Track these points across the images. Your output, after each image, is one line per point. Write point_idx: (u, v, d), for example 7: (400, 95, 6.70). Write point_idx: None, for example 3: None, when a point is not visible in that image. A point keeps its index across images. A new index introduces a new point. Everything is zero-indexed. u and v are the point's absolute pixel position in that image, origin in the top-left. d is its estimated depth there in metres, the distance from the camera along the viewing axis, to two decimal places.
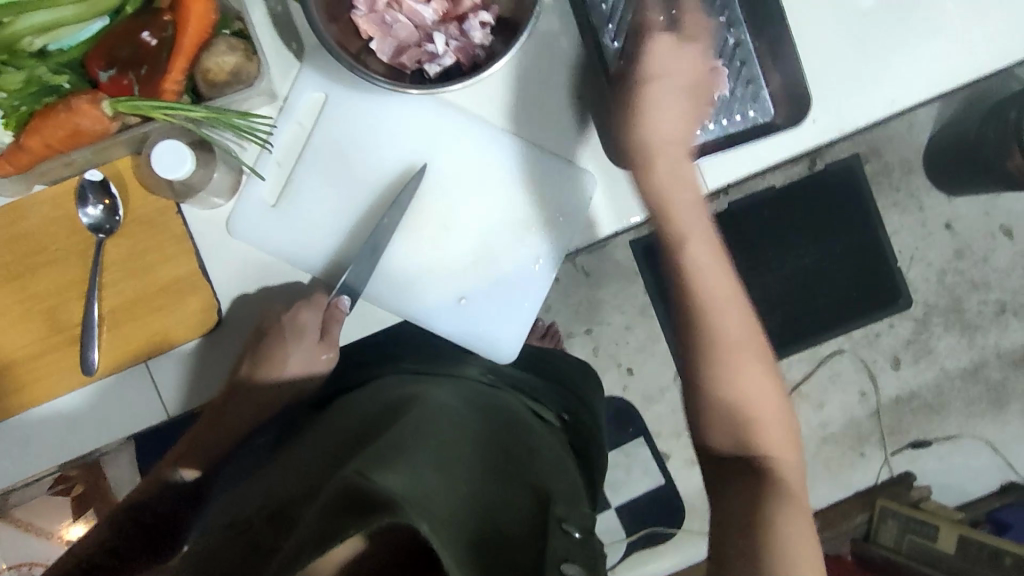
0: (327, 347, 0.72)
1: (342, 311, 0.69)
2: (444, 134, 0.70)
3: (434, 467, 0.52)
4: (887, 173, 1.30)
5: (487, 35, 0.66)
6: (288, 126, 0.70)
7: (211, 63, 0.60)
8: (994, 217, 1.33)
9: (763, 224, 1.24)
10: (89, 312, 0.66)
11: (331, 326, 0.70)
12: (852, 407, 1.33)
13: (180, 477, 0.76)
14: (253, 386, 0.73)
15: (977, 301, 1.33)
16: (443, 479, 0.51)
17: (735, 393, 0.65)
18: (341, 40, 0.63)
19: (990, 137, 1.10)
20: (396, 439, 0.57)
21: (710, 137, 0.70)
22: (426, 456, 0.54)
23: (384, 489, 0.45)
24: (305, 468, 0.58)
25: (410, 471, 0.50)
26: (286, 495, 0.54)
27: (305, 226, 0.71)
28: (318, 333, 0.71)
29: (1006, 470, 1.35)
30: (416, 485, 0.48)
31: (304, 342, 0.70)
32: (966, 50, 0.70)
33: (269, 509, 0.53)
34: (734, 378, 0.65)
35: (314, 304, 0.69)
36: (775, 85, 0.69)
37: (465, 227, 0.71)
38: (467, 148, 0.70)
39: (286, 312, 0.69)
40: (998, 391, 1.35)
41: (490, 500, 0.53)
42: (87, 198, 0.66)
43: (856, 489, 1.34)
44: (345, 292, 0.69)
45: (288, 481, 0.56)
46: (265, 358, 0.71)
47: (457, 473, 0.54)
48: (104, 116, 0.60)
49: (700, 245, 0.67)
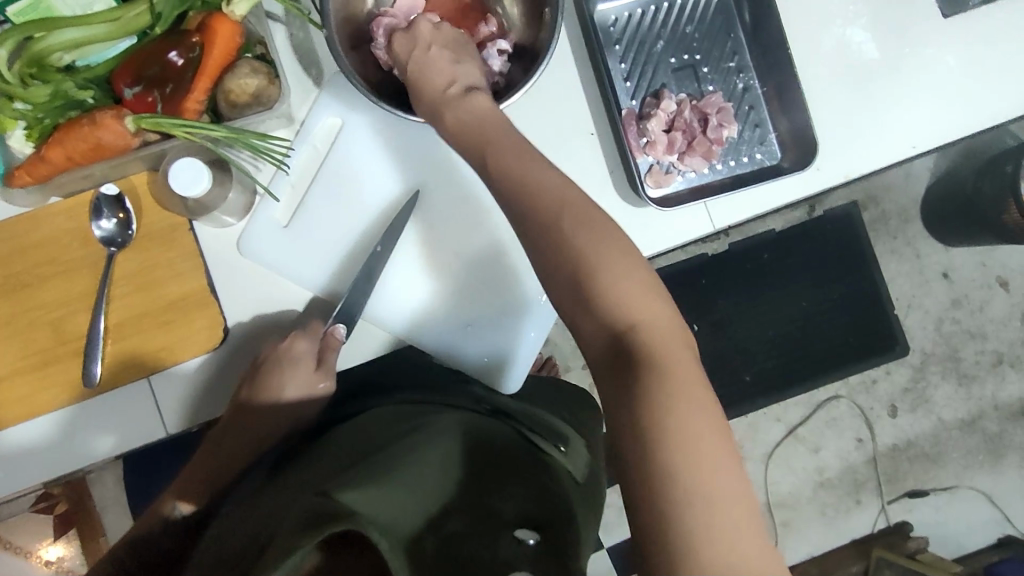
0: (325, 375, 0.71)
1: (338, 339, 0.69)
2: (435, 157, 0.72)
3: (406, 492, 0.54)
4: (885, 221, 1.31)
5: (504, 63, 0.67)
6: (304, 149, 0.71)
7: (233, 85, 0.62)
8: (990, 268, 1.34)
9: (763, 266, 1.26)
10: (95, 325, 0.67)
11: (326, 355, 0.70)
12: (848, 453, 1.33)
13: (178, 513, 0.70)
14: (248, 416, 0.71)
15: (973, 350, 1.34)
16: (411, 501, 0.53)
17: (616, 323, 0.51)
18: (362, 72, 0.66)
19: (987, 191, 1.13)
20: (374, 463, 0.58)
21: (717, 176, 0.74)
22: (399, 479, 0.55)
23: (345, 507, 0.47)
24: (290, 489, 0.59)
25: (377, 492, 0.52)
26: (265, 518, 0.55)
27: (315, 248, 0.71)
28: (315, 362, 0.70)
29: (1002, 523, 1.34)
30: (381, 506, 0.50)
31: (301, 370, 0.69)
32: (965, 103, 0.73)
33: (251, 531, 0.55)
34: (623, 318, 0.51)
35: (311, 333, 0.69)
36: (783, 130, 0.73)
37: (455, 252, 0.72)
38: (452, 172, 0.72)
39: (282, 342, 0.69)
40: (995, 442, 1.35)
41: (460, 524, 0.54)
42: (101, 212, 0.67)
43: (851, 537, 1.33)
44: (341, 320, 0.69)
45: (270, 503, 0.58)
46: (262, 386, 0.69)
47: (429, 496, 0.55)
48: (127, 131, 0.61)
49: (552, 185, 0.54)
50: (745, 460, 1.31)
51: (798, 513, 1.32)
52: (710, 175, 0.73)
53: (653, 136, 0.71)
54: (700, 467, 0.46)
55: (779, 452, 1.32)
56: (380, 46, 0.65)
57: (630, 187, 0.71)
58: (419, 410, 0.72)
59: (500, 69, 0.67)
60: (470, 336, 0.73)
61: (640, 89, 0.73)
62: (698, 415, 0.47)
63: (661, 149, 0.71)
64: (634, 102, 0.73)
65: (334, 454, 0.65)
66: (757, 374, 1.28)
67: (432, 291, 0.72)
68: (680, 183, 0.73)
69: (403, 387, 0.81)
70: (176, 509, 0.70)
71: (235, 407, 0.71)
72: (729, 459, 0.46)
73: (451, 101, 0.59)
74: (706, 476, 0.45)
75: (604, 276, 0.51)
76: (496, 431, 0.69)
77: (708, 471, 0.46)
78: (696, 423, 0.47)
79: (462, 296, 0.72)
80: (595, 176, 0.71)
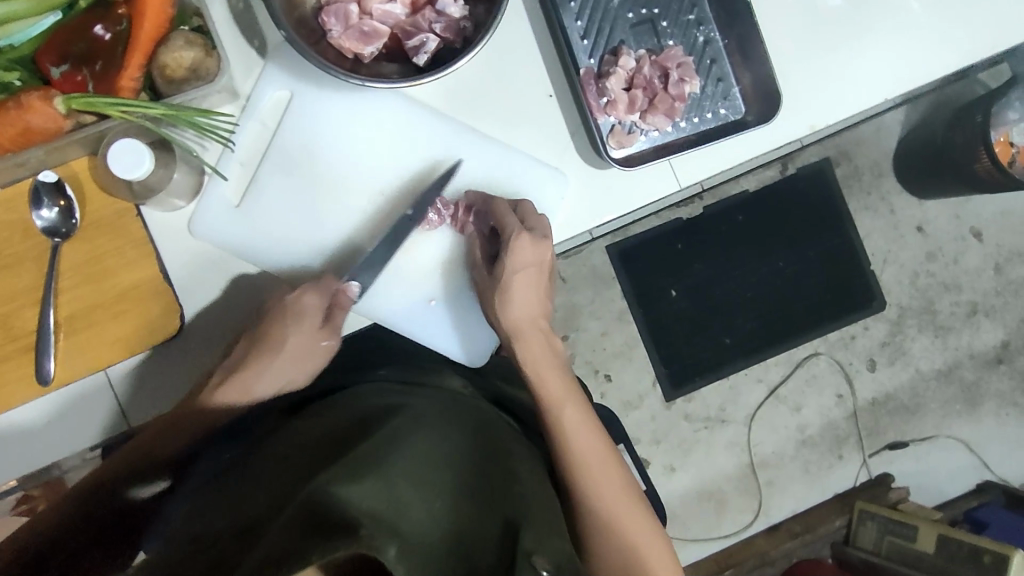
0: (329, 333, 0.68)
1: (348, 298, 0.67)
2: (460, 137, 0.69)
3: (408, 483, 0.51)
4: (858, 177, 1.31)
5: (462, 7, 0.65)
6: (250, 126, 0.68)
7: (167, 59, 0.58)
8: (964, 220, 1.34)
9: (737, 229, 1.28)
10: (44, 319, 0.64)
11: (334, 312, 0.67)
12: (829, 410, 1.33)
13: (138, 494, 0.68)
14: (233, 390, 0.66)
15: (949, 302, 1.35)
16: (416, 501, 0.50)
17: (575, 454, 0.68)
18: (335, 59, 0.64)
19: (957, 141, 1.15)
20: (374, 444, 0.55)
21: (682, 134, 0.72)
22: (403, 476, 0.52)
23: (349, 512, 0.45)
24: (278, 474, 0.56)
25: (380, 488, 0.49)
26: (255, 502, 0.53)
27: (293, 232, 0.69)
28: (321, 318, 0.67)
29: (981, 469, 1.36)
30: (386, 510, 0.47)
31: (306, 328, 0.66)
32: (929, 50, 0.71)
33: (240, 515, 0.52)
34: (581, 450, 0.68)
35: (323, 288, 0.66)
36: (746, 84, 0.71)
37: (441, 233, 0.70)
38: (456, 153, 0.70)
39: (291, 294, 0.66)
40: (972, 391, 1.36)
41: (472, 521, 0.52)
42: (40, 201, 0.63)
43: (836, 492, 1.33)
44: (355, 279, 0.68)
45: (255, 495, 0.54)
46: (265, 344, 0.66)
47: (433, 489, 0.52)
48: (58, 114, 0.58)
49: (581, 432, 0.69)
50: (728, 422, 1.31)
51: (783, 472, 1.33)
52: (673, 133, 0.71)
53: (614, 94, 0.69)
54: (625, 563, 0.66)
55: (761, 413, 1.32)
56: (335, 35, 0.63)
57: (593, 151, 0.70)
58: (402, 391, 0.69)
59: (462, 14, 0.65)
60: (434, 314, 0.72)
61: (598, 46, 0.70)
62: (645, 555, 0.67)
63: (622, 108, 0.69)
64: (593, 60, 0.70)
65: (322, 436, 0.61)
66: (735, 336, 1.29)
67: (423, 273, 0.71)
68: (643, 143, 0.71)
69: (384, 360, 0.79)
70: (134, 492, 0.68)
71: (188, 410, 0.65)
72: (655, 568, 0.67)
73: (535, 324, 0.71)
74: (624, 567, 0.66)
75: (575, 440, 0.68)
76: (488, 428, 0.66)
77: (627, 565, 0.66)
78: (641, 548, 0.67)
79: (452, 285, 0.72)
80: (558, 141, 0.70)
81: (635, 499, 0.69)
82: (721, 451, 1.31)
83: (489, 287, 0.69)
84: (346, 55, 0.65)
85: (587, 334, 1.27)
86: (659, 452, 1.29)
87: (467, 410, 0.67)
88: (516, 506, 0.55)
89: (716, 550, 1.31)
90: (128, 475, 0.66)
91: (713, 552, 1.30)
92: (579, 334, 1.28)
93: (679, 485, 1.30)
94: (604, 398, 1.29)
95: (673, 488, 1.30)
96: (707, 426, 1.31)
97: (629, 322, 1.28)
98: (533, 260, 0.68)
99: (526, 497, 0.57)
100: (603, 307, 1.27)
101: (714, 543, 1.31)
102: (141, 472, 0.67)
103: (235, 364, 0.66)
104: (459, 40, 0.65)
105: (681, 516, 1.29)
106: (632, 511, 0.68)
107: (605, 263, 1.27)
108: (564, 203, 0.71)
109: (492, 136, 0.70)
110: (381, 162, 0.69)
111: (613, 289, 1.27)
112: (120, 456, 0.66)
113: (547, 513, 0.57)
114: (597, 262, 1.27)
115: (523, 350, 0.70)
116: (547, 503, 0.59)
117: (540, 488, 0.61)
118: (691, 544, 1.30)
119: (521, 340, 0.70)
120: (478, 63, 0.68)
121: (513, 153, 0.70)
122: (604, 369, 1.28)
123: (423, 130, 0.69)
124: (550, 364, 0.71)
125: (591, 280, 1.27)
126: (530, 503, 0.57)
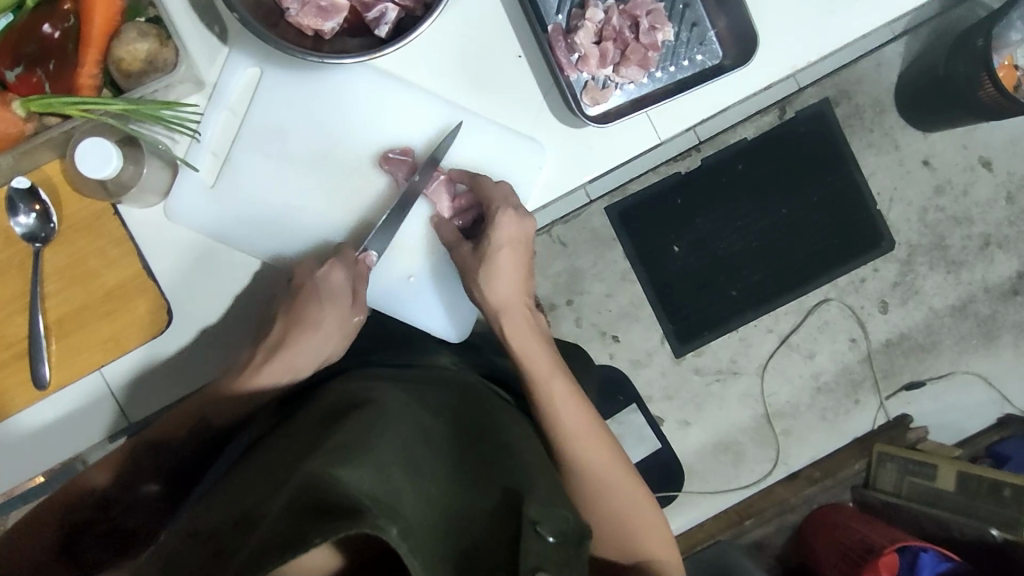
0: (359, 309, 0.67)
1: (372, 265, 0.67)
2: (440, 112, 0.68)
3: (402, 464, 0.49)
4: (859, 115, 1.28)
5: None
6: (219, 115, 0.68)
7: (122, 53, 0.57)
8: (972, 150, 1.30)
9: (737, 178, 1.26)
10: (34, 325, 0.64)
11: (359, 285, 0.67)
12: (843, 354, 1.32)
13: (146, 489, 0.64)
14: (276, 370, 0.65)
15: (961, 236, 1.32)
16: (414, 482, 0.48)
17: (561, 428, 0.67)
18: (295, 40, 0.63)
19: (957, 70, 1.11)
20: (365, 420, 0.53)
21: (659, 84, 0.70)
22: (399, 456, 0.50)
23: (352, 493, 0.43)
24: (272, 456, 0.54)
25: (378, 468, 0.47)
26: (248, 488, 0.50)
27: (282, 224, 0.69)
28: (351, 298, 0.66)
29: (1003, 404, 1.32)
30: (387, 489, 0.45)
31: (338, 304, 0.66)
32: None
33: (233, 502, 0.49)
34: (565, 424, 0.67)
35: (343, 262, 0.66)
36: (722, 26, 0.69)
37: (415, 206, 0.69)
38: (432, 123, 0.68)
39: (319, 270, 0.65)
40: (988, 325, 1.33)
41: (468, 503, 0.51)
42: (16, 208, 0.63)
43: (853, 437, 1.31)
44: (372, 246, 0.67)
45: (251, 479, 0.51)
46: (302, 321, 0.65)
47: (430, 471, 0.51)
48: (18, 118, 0.58)
49: (568, 405, 0.68)
50: (740, 374, 1.30)
51: (799, 420, 1.31)
52: (650, 84, 0.69)
53: (584, 50, 0.67)
54: (629, 522, 0.67)
55: (773, 363, 1.31)
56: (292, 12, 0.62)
57: (566, 109, 0.68)
58: (391, 370, 0.67)
59: None
60: (415, 291, 0.71)
61: (565, 1, 0.68)
62: (646, 510, 0.68)
63: (594, 62, 0.67)
64: (561, 16, 0.68)
65: (312, 415, 0.58)
66: (743, 289, 1.28)
67: (413, 244, 0.70)
68: (620, 97, 0.69)
69: (375, 338, 0.78)
70: (143, 486, 0.64)
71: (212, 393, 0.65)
72: (660, 516, 0.68)
73: (518, 304, 0.69)
74: (627, 525, 0.67)
75: (560, 411, 0.67)
76: (480, 405, 0.64)
77: (630, 523, 0.67)
78: (644, 506, 0.68)
79: (446, 265, 0.71)
80: (531, 104, 0.68)
81: (625, 470, 0.68)
82: (734, 404, 1.30)
83: (474, 263, 0.67)
84: (307, 32, 0.63)
85: (592, 297, 1.26)
86: (672, 409, 1.29)
87: (457, 389, 0.66)
88: (512, 481, 0.54)
89: (735, 502, 1.30)
90: (137, 463, 0.64)
91: (734, 503, 1.30)
92: (584, 298, 1.27)
93: (695, 442, 1.30)
94: (614, 359, 1.28)
95: (688, 443, 1.29)
96: (719, 380, 1.30)
97: (633, 282, 1.27)
98: (516, 237, 0.67)
99: (524, 471, 0.56)
100: (606, 269, 1.26)
101: (733, 495, 1.30)
102: (149, 464, 0.64)
103: (280, 338, 0.65)
104: (418, 6, 0.63)
105: (698, 471, 1.29)
106: (624, 479, 0.68)
107: (605, 225, 1.26)
108: (542, 170, 0.69)
109: (469, 107, 0.68)
110: (359, 140, 0.68)
111: (614, 250, 1.26)
112: (150, 431, 0.65)
113: (547, 487, 0.56)
114: (597, 224, 1.26)
115: (510, 324, 0.69)
116: (545, 476, 0.58)
117: (537, 463, 0.59)
118: (709, 497, 1.29)
119: (506, 319, 0.69)
120: (446, 29, 0.66)
121: (490, 124, 0.68)
122: (611, 331, 1.27)
123: (398, 100, 0.68)
124: (535, 340, 0.70)
125: (592, 243, 1.26)
126: (529, 481, 0.56)
